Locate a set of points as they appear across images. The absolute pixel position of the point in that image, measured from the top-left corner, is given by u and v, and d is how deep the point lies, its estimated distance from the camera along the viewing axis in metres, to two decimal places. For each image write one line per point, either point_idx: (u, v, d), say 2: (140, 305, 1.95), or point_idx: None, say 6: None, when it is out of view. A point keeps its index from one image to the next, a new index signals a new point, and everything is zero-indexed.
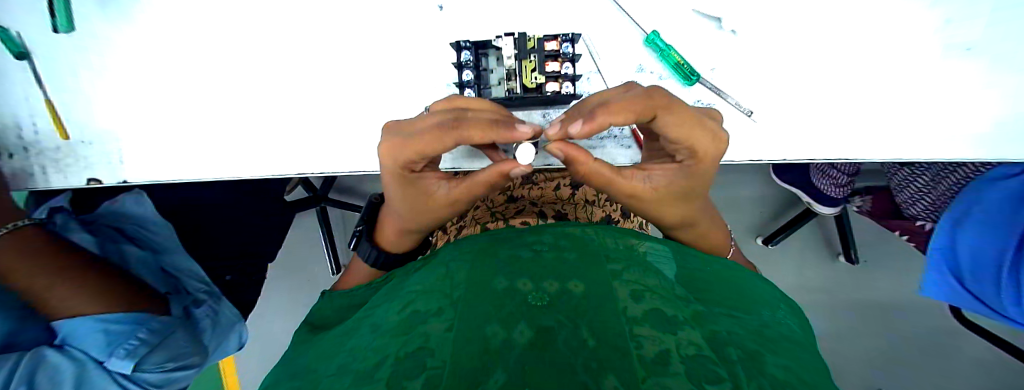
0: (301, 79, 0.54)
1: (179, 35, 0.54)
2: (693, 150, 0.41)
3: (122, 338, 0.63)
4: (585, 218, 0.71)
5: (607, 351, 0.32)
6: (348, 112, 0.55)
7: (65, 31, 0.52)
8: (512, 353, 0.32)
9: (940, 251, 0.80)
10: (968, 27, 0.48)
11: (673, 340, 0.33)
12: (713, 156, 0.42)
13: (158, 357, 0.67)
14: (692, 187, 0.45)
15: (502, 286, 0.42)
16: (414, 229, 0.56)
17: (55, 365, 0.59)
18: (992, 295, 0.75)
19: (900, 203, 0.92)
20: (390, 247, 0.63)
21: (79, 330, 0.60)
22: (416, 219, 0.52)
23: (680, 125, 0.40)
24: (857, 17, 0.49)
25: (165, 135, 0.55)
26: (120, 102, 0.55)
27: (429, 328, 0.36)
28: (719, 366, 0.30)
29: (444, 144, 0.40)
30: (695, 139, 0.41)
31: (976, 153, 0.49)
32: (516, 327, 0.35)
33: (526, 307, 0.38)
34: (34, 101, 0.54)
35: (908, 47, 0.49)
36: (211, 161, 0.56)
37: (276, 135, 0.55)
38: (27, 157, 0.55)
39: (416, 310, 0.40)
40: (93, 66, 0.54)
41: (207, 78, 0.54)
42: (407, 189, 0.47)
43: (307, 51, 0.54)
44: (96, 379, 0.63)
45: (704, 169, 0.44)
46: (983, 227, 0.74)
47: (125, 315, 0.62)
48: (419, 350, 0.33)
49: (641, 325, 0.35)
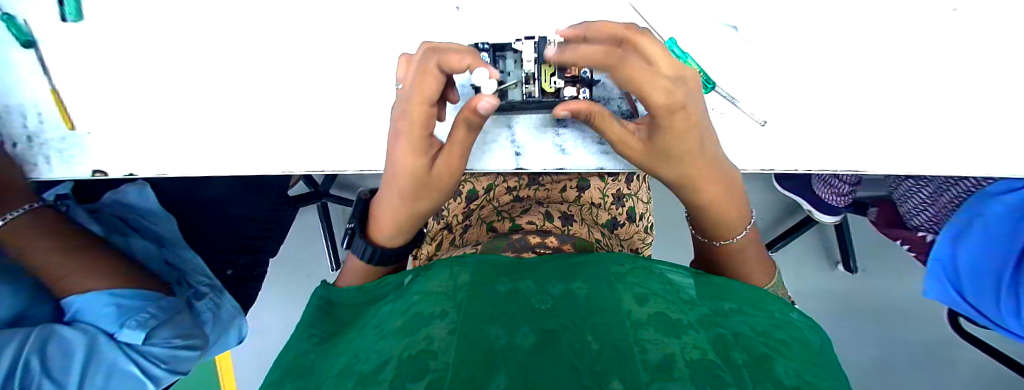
0: (311, 75, 0.53)
1: (189, 27, 0.53)
2: (650, 101, 0.35)
3: (133, 311, 0.62)
4: (591, 220, 0.70)
5: (611, 354, 0.32)
6: (357, 110, 0.54)
7: (73, 20, 0.52)
8: (515, 355, 0.31)
9: (940, 262, 0.80)
10: (984, 43, 0.48)
11: (678, 343, 0.33)
12: (684, 102, 0.36)
13: (167, 331, 0.64)
14: (681, 145, 0.39)
15: (505, 290, 0.42)
16: (406, 207, 0.52)
17: (67, 337, 0.56)
18: (989, 304, 0.75)
19: (902, 213, 0.93)
20: (382, 240, 0.59)
21: (87, 304, 0.59)
22: (418, 195, 0.49)
23: (637, 72, 0.34)
24: (874, 30, 0.49)
25: (172, 129, 0.55)
26: (127, 94, 0.54)
27: (432, 330, 0.36)
28: (724, 371, 0.30)
29: (431, 74, 0.42)
30: (655, 85, 0.34)
31: (988, 169, 0.49)
32: (520, 331, 0.35)
33: (530, 311, 0.38)
34: (39, 90, 0.53)
35: (925, 62, 0.49)
36: (218, 155, 0.55)
37: (284, 132, 0.55)
38: (31, 146, 0.54)
39: (419, 311, 0.39)
40: (100, 55, 0.53)
41: (215, 71, 0.54)
42: (407, 157, 0.46)
43: (318, 46, 0.53)
44: (105, 353, 0.59)
45: (685, 122, 0.37)
46: (983, 241, 0.75)
47: (135, 292, 0.63)
48: (423, 351, 0.32)
49: (647, 328, 0.35)
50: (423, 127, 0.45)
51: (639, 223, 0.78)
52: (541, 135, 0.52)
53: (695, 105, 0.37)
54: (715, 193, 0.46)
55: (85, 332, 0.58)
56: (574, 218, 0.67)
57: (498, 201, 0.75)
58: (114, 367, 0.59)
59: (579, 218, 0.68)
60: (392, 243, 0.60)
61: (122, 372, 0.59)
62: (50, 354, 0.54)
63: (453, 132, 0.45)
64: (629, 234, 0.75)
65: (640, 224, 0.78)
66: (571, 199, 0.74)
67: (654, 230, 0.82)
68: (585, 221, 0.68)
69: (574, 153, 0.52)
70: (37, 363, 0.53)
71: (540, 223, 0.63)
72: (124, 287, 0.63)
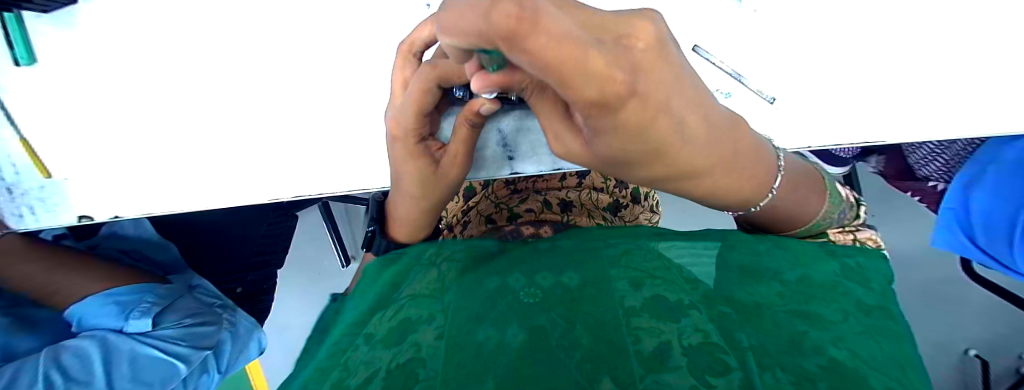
0: (291, 92, 0.50)
1: (151, 54, 0.49)
2: (608, 111, 0.19)
3: (134, 305, 0.63)
4: (592, 205, 0.68)
5: (604, 348, 0.30)
6: (348, 127, 0.52)
7: (27, 64, 0.48)
8: (503, 358, 0.30)
9: (952, 210, 0.82)
10: (957, 11, 0.50)
11: (674, 329, 0.31)
12: (634, 91, 0.17)
13: (175, 314, 0.66)
14: (648, 145, 0.24)
15: (493, 284, 0.40)
16: (422, 213, 0.48)
17: (78, 347, 0.58)
18: (1001, 250, 0.78)
19: (910, 164, 0.90)
20: (405, 240, 0.52)
21: (90, 307, 0.62)
22: (424, 200, 0.46)
23: (558, 45, 0.13)
24: (857, 3, 0.49)
25: (159, 162, 0.51)
26: (101, 134, 0.51)
27: (419, 336, 0.34)
28: (727, 355, 0.28)
29: (430, 91, 0.38)
30: (592, 80, 0.15)
31: (981, 125, 0.51)
32: (509, 330, 0.34)
33: (519, 307, 0.37)
34: (7, 140, 0.50)
35: (908, 22, 0.49)
36: (205, 187, 0.52)
37: (273, 156, 0.52)
38: (12, 198, 0.51)
39: (406, 314, 0.37)
40: (61, 94, 0.49)
41: (186, 98, 0.50)
42: (407, 163, 0.44)
43: (292, 60, 0.50)
44: (121, 346, 0.60)
45: (648, 107, 0.20)
46: (1001, 181, 0.76)
47: (129, 287, 0.65)
48: (411, 360, 0.31)
49: (640, 316, 0.33)
50: (417, 129, 0.42)
51: (645, 203, 0.77)
52: (531, 135, 0.50)
53: (674, 94, 0.22)
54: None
55: (94, 337, 0.60)
56: (574, 205, 0.65)
57: (496, 196, 0.73)
58: (135, 354, 0.60)
59: (579, 204, 0.66)
60: (417, 239, 0.52)
61: (146, 356, 0.61)
62: (68, 363, 0.56)
63: (454, 131, 0.41)
64: (634, 217, 0.73)
65: (647, 203, 0.77)
66: (570, 185, 0.73)
67: (660, 208, 0.81)
68: (586, 207, 0.66)
69: None
70: (57, 374, 0.55)
71: (538, 212, 0.62)
72: (113, 286, 0.64)
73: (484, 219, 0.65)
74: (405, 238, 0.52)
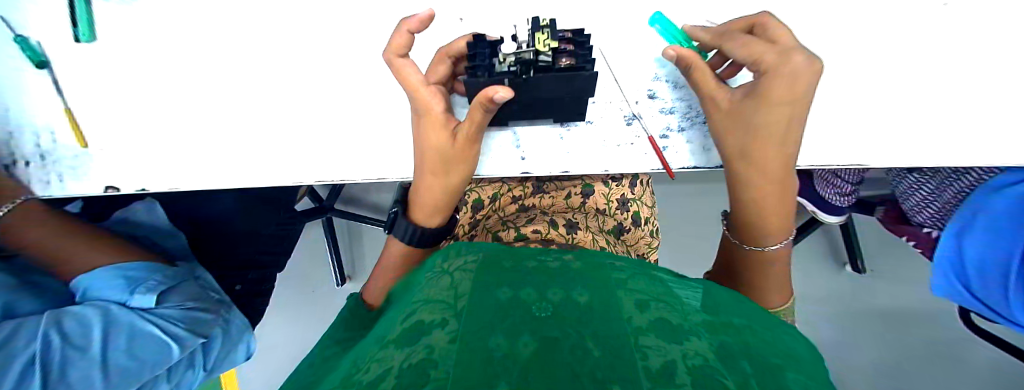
0: (323, 83, 0.54)
1: (200, 41, 0.54)
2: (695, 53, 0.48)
3: (140, 281, 0.65)
4: (596, 227, 0.69)
5: (613, 361, 0.29)
6: (371, 120, 0.55)
7: (86, 41, 0.53)
8: (516, 364, 0.28)
9: (948, 258, 0.83)
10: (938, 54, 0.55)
11: (679, 350, 0.30)
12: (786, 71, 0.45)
13: (178, 296, 0.68)
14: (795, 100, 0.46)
15: (505, 297, 0.38)
16: (446, 191, 0.53)
17: (79, 313, 0.58)
18: (1000, 302, 0.77)
19: (906, 210, 0.94)
20: (428, 222, 0.56)
21: (99, 279, 0.63)
22: (447, 176, 0.51)
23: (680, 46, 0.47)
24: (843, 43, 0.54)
25: (190, 139, 0.54)
26: (141, 110, 0.54)
27: (431, 339, 0.32)
28: (727, 376, 0.27)
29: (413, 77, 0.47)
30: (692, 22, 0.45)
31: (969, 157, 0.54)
32: (520, 339, 0.32)
33: (530, 319, 0.35)
34: (54, 108, 0.53)
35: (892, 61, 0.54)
36: (231, 166, 0.55)
37: (299, 142, 0.55)
38: (43, 164, 0.54)
39: (419, 319, 0.35)
40: (112, 70, 0.54)
41: (225, 82, 0.54)
42: (431, 137, 0.49)
43: (328, 55, 0.54)
44: (121, 318, 0.60)
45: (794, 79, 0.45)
46: (988, 232, 0.77)
47: (140, 264, 0.67)
48: (424, 361, 0.28)
49: (647, 335, 0.33)
50: (433, 105, 0.48)
51: (646, 228, 0.79)
52: (543, 139, 0.55)
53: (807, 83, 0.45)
54: (780, 102, 0.46)
55: (96, 307, 0.60)
56: (580, 226, 0.66)
57: (503, 211, 0.75)
58: (133, 328, 0.60)
59: (583, 226, 0.67)
60: (436, 222, 0.56)
61: (143, 332, 0.60)
62: (67, 327, 0.55)
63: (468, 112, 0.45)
64: (636, 240, 0.74)
65: (648, 227, 0.79)
66: (575, 206, 0.75)
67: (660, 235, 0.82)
68: (589, 229, 0.67)
69: (575, 155, 0.55)
70: (56, 336, 0.54)
71: (545, 232, 0.63)
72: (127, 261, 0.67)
73: (492, 235, 0.66)
74: (429, 223, 0.56)
